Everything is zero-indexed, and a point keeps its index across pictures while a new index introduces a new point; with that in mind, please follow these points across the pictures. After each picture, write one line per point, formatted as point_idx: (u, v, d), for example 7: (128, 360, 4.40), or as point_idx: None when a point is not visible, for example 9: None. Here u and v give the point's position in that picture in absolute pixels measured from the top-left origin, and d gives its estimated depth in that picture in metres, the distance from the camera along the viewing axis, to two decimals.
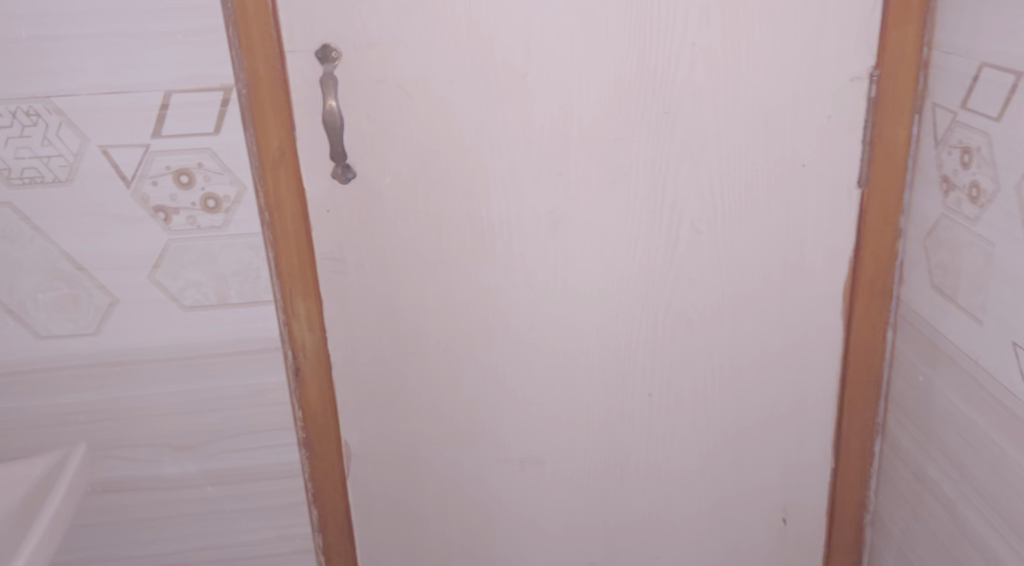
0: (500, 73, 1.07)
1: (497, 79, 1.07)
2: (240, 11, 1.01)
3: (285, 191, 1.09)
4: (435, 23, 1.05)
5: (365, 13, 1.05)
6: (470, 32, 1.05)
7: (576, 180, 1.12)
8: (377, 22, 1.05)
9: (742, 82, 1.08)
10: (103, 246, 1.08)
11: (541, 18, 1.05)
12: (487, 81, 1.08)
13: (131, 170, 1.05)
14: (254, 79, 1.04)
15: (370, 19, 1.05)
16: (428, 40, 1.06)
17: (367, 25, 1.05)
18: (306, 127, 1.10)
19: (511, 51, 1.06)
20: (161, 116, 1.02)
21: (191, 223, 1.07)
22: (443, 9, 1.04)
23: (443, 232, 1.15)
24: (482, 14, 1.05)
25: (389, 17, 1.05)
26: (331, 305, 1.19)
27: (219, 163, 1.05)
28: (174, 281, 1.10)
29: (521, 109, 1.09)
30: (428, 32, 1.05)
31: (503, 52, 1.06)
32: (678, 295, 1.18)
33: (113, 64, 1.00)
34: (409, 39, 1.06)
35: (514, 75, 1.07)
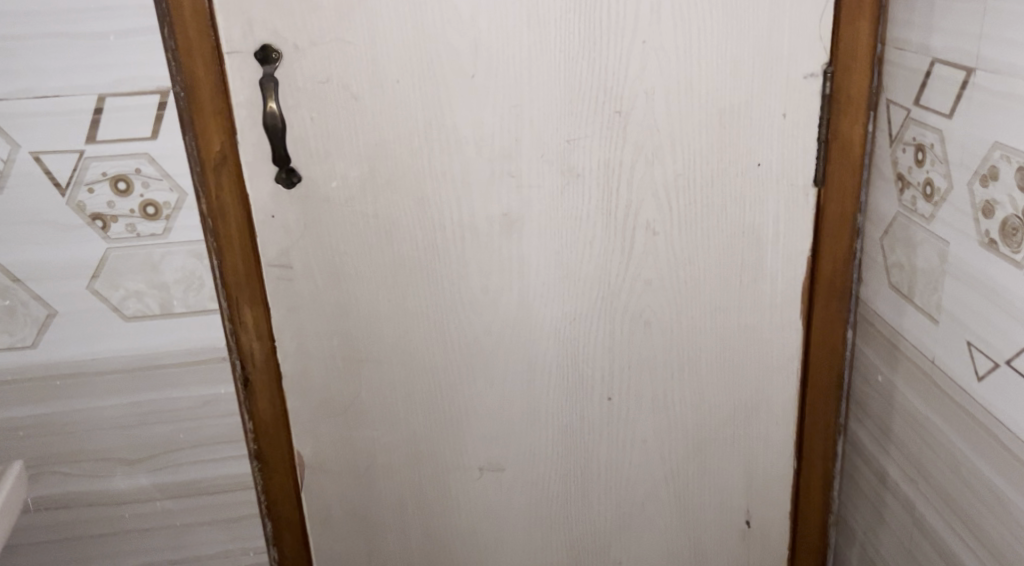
0: (447, 72, 1.03)
1: (445, 78, 1.03)
2: (176, 11, 0.97)
3: (229, 196, 1.06)
4: (380, 22, 1.00)
5: (308, 12, 1.00)
6: (415, 31, 1.00)
7: (529, 181, 1.09)
8: (318, 21, 1.00)
9: (694, 80, 1.05)
10: (40, 255, 1.04)
11: (489, 15, 1.00)
12: (435, 80, 1.03)
13: (65, 177, 1.01)
14: (193, 80, 1.00)
15: (312, 17, 1.00)
16: (373, 39, 1.01)
17: (308, 25, 1.00)
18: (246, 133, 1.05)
19: (459, 49, 1.02)
20: (95, 121, 0.99)
21: (131, 230, 1.05)
22: (388, 9, 1.00)
23: (394, 237, 1.11)
24: (430, 12, 1.00)
25: (332, 17, 1.00)
26: (279, 314, 1.15)
27: (157, 168, 1.02)
28: (115, 290, 1.07)
29: (471, 110, 1.05)
30: (372, 30, 1.00)
31: (449, 52, 1.02)
32: (635, 297, 1.16)
33: (43, 67, 0.96)
34: (352, 37, 1.01)
35: (462, 74, 1.03)
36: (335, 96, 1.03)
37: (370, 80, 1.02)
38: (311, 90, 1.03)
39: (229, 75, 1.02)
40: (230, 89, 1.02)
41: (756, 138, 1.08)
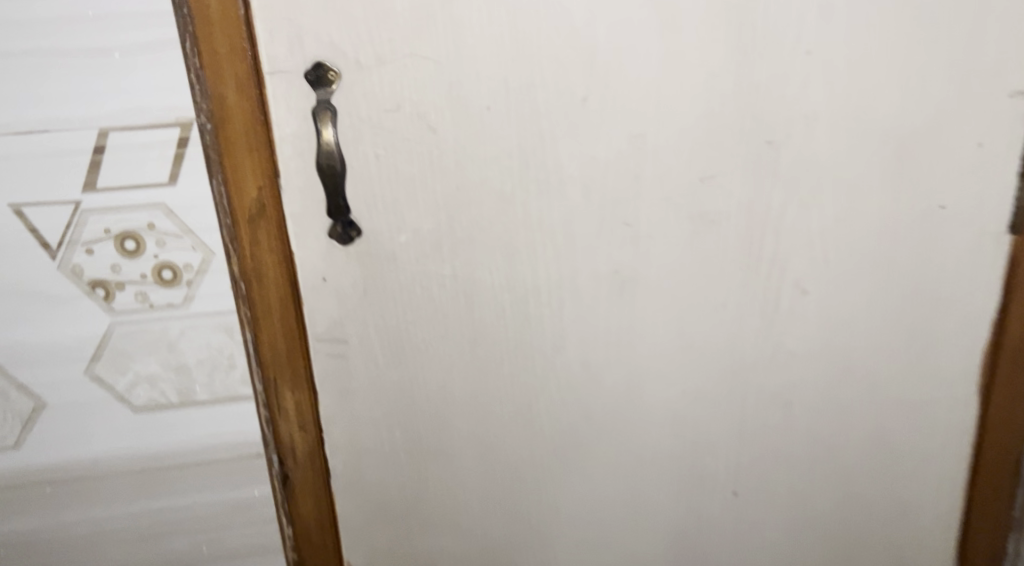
0: (551, 96, 0.78)
1: (548, 102, 0.78)
2: (200, 18, 0.73)
3: (268, 255, 0.82)
4: (467, 30, 0.75)
5: (376, 19, 0.75)
6: (511, 41, 0.76)
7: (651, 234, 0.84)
8: (388, 30, 0.75)
9: (869, 101, 0.80)
10: (26, 334, 0.83)
11: (609, 20, 0.76)
12: (534, 106, 0.78)
13: (57, 236, 0.79)
14: (223, 109, 0.76)
15: (380, 26, 0.75)
16: (456, 53, 0.76)
17: (374, 36, 0.75)
18: (294, 176, 0.80)
19: (570, 65, 0.77)
20: (95, 164, 0.76)
21: (142, 300, 0.83)
22: (477, 15, 0.75)
23: (475, 303, 0.87)
24: (530, 17, 0.75)
25: (406, 24, 0.75)
26: (329, 401, 0.91)
27: (176, 223, 0.79)
28: (122, 375, 0.86)
29: (579, 143, 0.80)
30: (456, 41, 0.76)
31: (554, 68, 0.77)
32: (774, 374, 0.92)
33: (25, 94, 0.74)
34: (432, 52, 0.76)
35: (569, 98, 0.78)
36: (406, 127, 0.78)
37: (451, 106, 0.78)
38: (377, 121, 0.78)
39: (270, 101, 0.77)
40: (271, 119, 0.78)
41: (942, 174, 0.84)
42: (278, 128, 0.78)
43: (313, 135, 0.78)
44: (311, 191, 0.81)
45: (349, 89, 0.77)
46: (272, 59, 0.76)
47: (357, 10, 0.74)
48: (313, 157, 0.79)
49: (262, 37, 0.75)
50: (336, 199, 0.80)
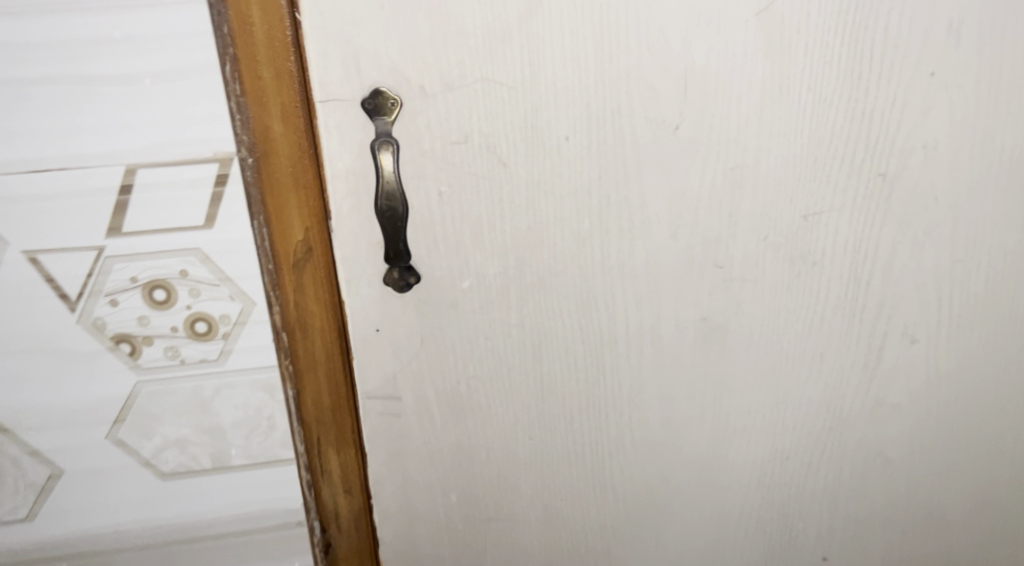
0: (638, 124, 0.69)
1: (635, 131, 0.69)
2: (243, 39, 0.64)
3: (314, 303, 0.73)
4: (546, 51, 0.66)
5: (444, 39, 0.65)
6: (595, 63, 0.67)
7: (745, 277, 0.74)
8: (458, 51, 0.66)
9: (995, 130, 0.71)
10: (41, 394, 0.74)
11: (707, 38, 0.67)
12: (619, 135, 0.69)
13: (76, 286, 0.70)
14: (267, 141, 0.67)
15: (448, 47, 0.65)
16: (533, 77, 0.67)
17: (442, 59, 0.66)
18: (348, 218, 0.70)
19: (661, 90, 0.68)
20: (121, 205, 0.67)
21: (172, 356, 0.73)
22: (558, 34, 0.66)
23: (543, 353, 0.76)
24: (618, 35, 0.66)
25: (478, 45, 0.66)
26: (379, 460, 0.80)
27: (212, 269, 0.70)
28: (148, 438, 0.76)
29: (668, 177, 0.71)
30: (533, 63, 0.66)
31: (644, 94, 0.68)
32: (875, 427, 0.81)
33: (41, 127, 0.64)
34: (506, 76, 0.67)
35: (659, 126, 0.69)
36: (474, 161, 0.69)
37: (525, 136, 0.69)
38: (441, 155, 0.69)
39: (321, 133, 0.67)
40: (322, 153, 0.68)
41: None
42: (330, 165, 0.68)
43: (371, 172, 0.69)
44: (367, 235, 0.71)
45: (411, 118, 0.67)
46: (325, 86, 0.66)
47: (423, 29, 0.65)
48: (370, 197, 0.70)
49: (315, 61, 0.65)
50: (395, 244, 0.71)
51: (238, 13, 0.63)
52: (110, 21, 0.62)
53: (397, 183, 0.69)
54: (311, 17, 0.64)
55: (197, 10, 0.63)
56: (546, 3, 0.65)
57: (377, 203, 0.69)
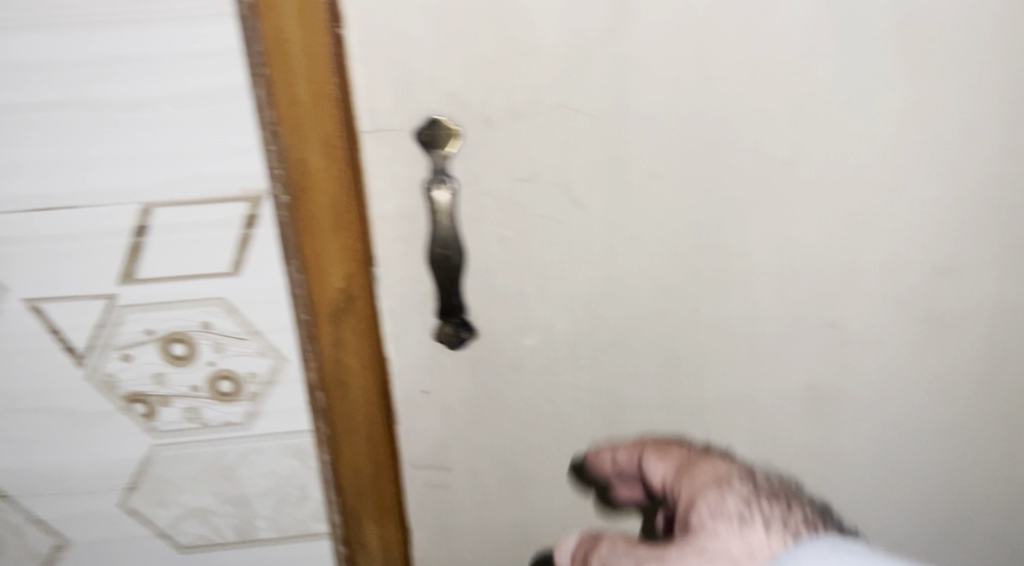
0: (741, 159, 0.58)
1: (737, 167, 0.58)
2: (278, 57, 0.54)
3: (354, 361, 0.63)
4: (633, 73, 0.56)
5: (514, 59, 0.55)
6: (692, 86, 0.56)
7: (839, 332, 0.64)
8: (531, 73, 0.56)
9: None
10: (44, 457, 0.65)
11: (829, 58, 0.56)
12: (717, 172, 0.58)
13: (85, 339, 0.61)
14: (304, 177, 0.57)
15: (519, 67, 0.56)
16: (616, 104, 0.57)
17: (512, 82, 0.56)
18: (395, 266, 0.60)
19: (771, 118, 0.57)
20: (135, 248, 0.58)
21: (192, 418, 0.64)
22: (649, 52, 0.56)
23: (616, 420, 0.66)
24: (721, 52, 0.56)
25: (554, 65, 0.56)
26: (423, 536, 0.70)
27: (238, 322, 0.61)
28: (164, 507, 0.67)
29: (775, 220, 0.60)
30: (617, 87, 0.56)
31: (750, 123, 0.57)
32: (1004, 511, 0.69)
33: (44, 158, 0.56)
34: (585, 101, 0.57)
35: (767, 161, 0.58)
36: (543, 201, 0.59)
37: (604, 172, 0.58)
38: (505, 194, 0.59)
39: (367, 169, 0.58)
40: (367, 191, 0.58)
41: None
42: (375, 205, 0.59)
43: (422, 213, 0.59)
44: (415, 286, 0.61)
45: (473, 151, 0.57)
46: (372, 114, 0.56)
47: (490, 46, 0.55)
48: (422, 242, 0.60)
49: (360, 86, 0.56)
50: (450, 297, 0.61)
51: (272, 27, 0.54)
52: (124, 36, 0.53)
53: (452, 226, 0.59)
54: (357, 34, 0.55)
55: (225, 25, 0.53)
56: (637, 16, 0.55)
57: (429, 249, 0.60)
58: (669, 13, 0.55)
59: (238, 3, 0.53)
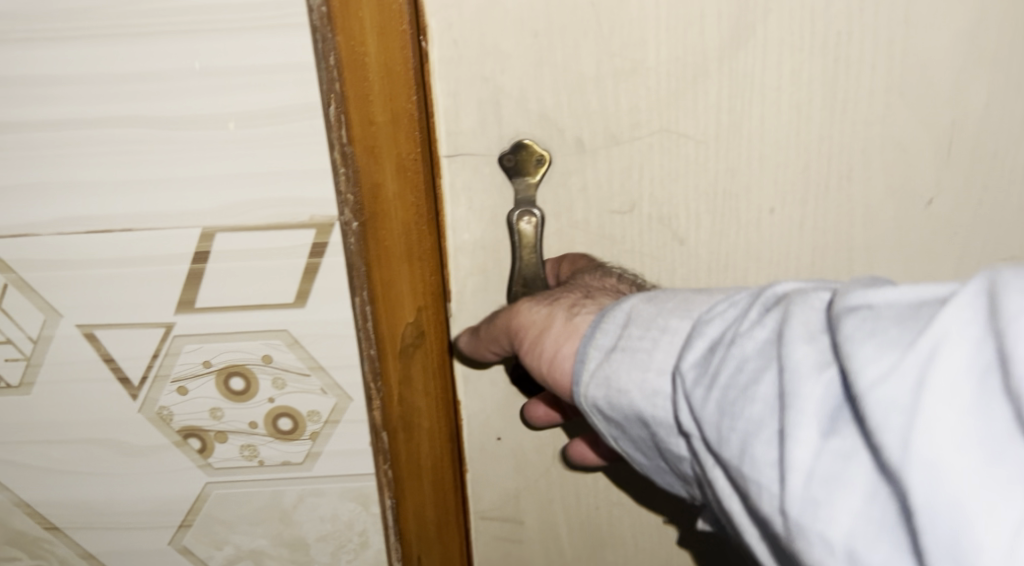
0: (870, 193, 0.54)
1: (863, 202, 0.54)
2: (353, 71, 0.50)
3: (424, 400, 0.58)
4: (753, 94, 0.52)
5: (616, 77, 0.51)
6: (822, 110, 0.52)
7: (905, 240, 0.55)
8: (639, 93, 0.52)
9: None
10: (93, 490, 0.61)
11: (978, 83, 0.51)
12: (845, 206, 0.54)
13: (140, 369, 0.57)
14: (377, 202, 0.53)
15: (622, 86, 0.51)
16: (732, 129, 0.52)
17: (616, 104, 0.52)
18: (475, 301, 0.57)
19: (905, 148, 0.53)
20: (196, 275, 0.54)
21: (249, 456, 0.60)
22: (772, 71, 0.51)
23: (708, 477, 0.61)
24: (854, 75, 0.51)
25: (661, 85, 0.51)
26: None
27: (301, 356, 0.56)
28: (217, 547, 0.63)
29: (903, 262, 0.55)
30: (733, 110, 0.52)
31: (883, 155, 0.53)
32: None
33: (100, 178, 0.52)
34: (694, 125, 0.52)
35: (901, 197, 0.54)
36: (649, 238, 0.55)
37: (712, 205, 0.54)
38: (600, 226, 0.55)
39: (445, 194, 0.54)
40: (446, 222, 0.55)
41: None
42: (453, 236, 0.55)
43: (505, 247, 0.55)
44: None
45: (566, 178, 0.54)
46: (454, 136, 0.53)
47: (589, 62, 0.51)
48: (503, 278, 0.56)
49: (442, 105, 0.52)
50: None
51: (348, 38, 0.49)
52: (189, 48, 0.49)
53: (537, 260, 0.55)
54: (440, 48, 0.51)
55: (297, 37, 0.49)
56: (760, 31, 0.50)
57: (511, 284, 0.56)
58: (797, 27, 0.50)
59: (312, 12, 0.48)
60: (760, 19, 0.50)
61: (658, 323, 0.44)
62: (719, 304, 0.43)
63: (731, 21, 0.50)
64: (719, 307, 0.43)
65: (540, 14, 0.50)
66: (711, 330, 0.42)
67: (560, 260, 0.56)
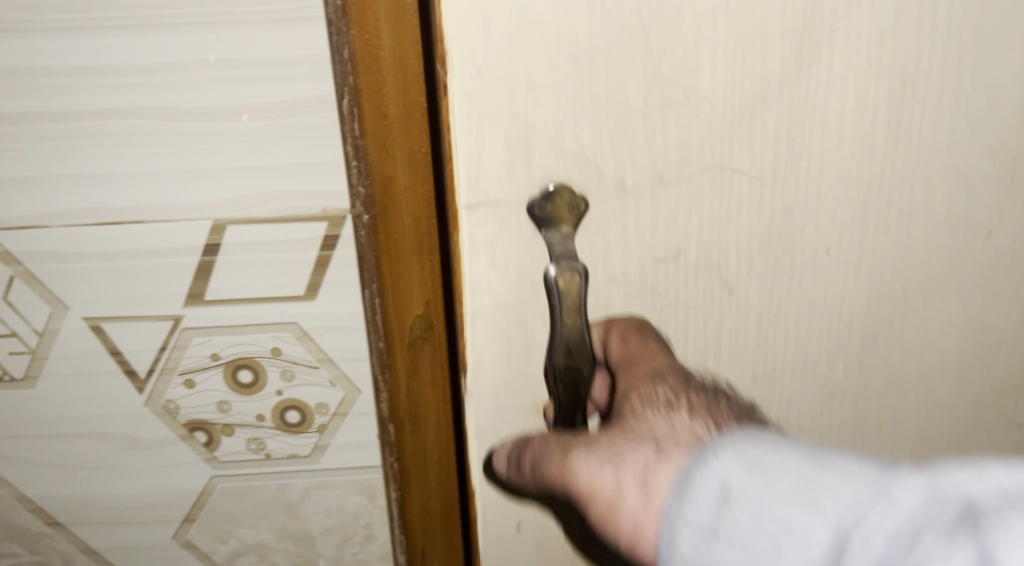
0: (932, 228, 0.54)
1: (920, 236, 0.54)
2: (366, 64, 0.49)
3: (432, 396, 0.57)
4: (813, 122, 0.51)
5: (666, 107, 0.50)
6: (885, 142, 0.52)
7: (960, 271, 0.55)
8: (693, 125, 0.50)
9: None
10: (97, 484, 0.61)
11: None
12: (903, 241, 0.54)
13: (147, 362, 0.57)
14: (387, 195, 0.52)
15: (671, 118, 0.50)
16: (790, 165, 0.52)
17: (664, 137, 0.50)
18: (494, 359, 0.54)
19: (972, 181, 0.53)
20: (206, 268, 0.54)
21: (256, 449, 0.60)
22: (834, 97, 0.50)
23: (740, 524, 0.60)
24: (919, 103, 0.51)
25: (714, 115, 0.50)
26: None
27: (311, 348, 0.57)
28: (222, 541, 0.63)
29: (957, 296, 0.56)
30: (792, 141, 0.51)
31: (946, 187, 0.53)
32: None
33: (111, 169, 0.52)
34: (749, 158, 0.51)
35: (963, 229, 0.54)
36: (704, 296, 0.54)
37: (765, 246, 0.53)
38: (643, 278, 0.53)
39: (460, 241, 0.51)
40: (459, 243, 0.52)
41: None
42: (472, 299, 0.53)
43: (546, 312, 0.53)
44: (526, 392, 0.55)
45: (606, 225, 0.52)
46: (474, 185, 0.50)
47: (637, 94, 0.49)
48: (537, 335, 0.54)
49: (461, 147, 0.49)
50: (562, 409, 0.54)
51: (362, 31, 0.49)
52: (205, 40, 0.49)
53: (580, 323, 0.53)
54: (462, 78, 0.48)
55: (313, 29, 0.49)
56: (822, 55, 0.50)
57: (555, 347, 0.53)
58: (864, 49, 0.50)
59: (329, 6, 0.49)
60: (826, 38, 0.49)
61: (775, 516, 0.40)
62: (860, 502, 0.38)
63: (791, 47, 0.49)
64: (867, 507, 0.38)
65: (583, 36, 0.48)
66: (863, 545, 0.38)
67: (608, 327, 0.54)
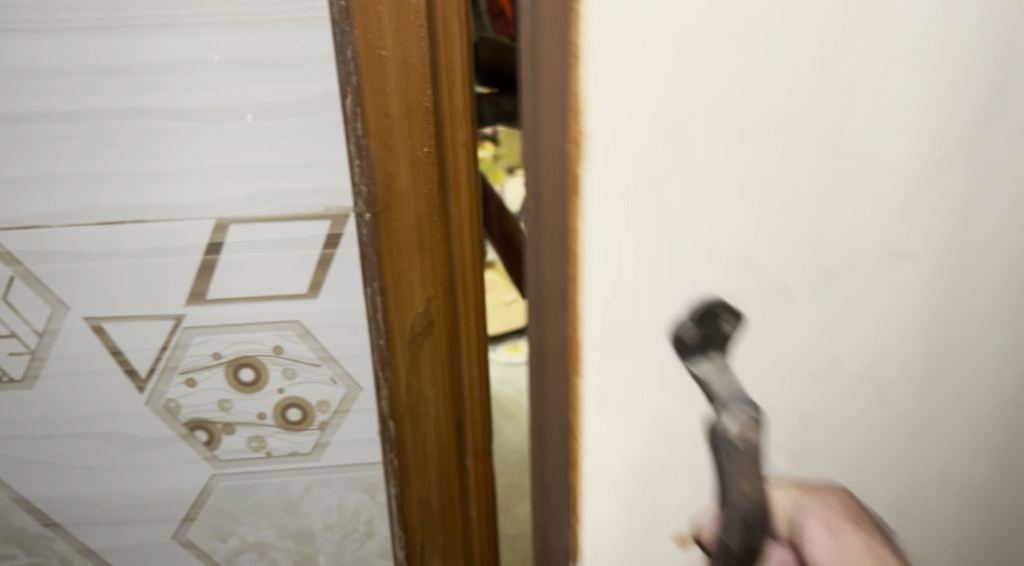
0: None
1: None
2: (369, 63, 0.49)
3: (433, 392, 0.57)
4: (998, 183, 0.41)
5: (839, 181, 0.39)
6: None
7: None
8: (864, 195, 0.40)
9: None
10: (96, 484, 0.61)
11: None
12: None
13: (148, 361, 0.57)
14: (389, 193, 0.52)
15: (848, 198, 0.39)
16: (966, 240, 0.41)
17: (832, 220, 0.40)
18: (610, 506, 0.42)
19: None
20: (208, 267, 0.54)
21: (257, 448, 0.60)
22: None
23: None
24: None
25: (891, 191, 0.40)
26: None
27: (312, 346, 0.57)
28: (221, 539, 0.63)
29: None
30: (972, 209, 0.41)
31: None
32: None
33: (113, 169, 0.52)
34: (917, 236, 0.41)
35: None
36: (846, 404, 0.42)
37: (931, 342, 0.42)
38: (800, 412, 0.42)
39: (585, 385, 0.40)
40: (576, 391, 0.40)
41: None
42: (594, 451, 0.41)
43: (700, 463, 0.42)
44: (647, 547, 0.43)
45: (760, 339, 0.41)
46: (604, 312, 0.39)
47: (809, 168, 0.39)
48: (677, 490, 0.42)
49: (597, 269, 0.39)
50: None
51: (365, 32, 0.49)
52: (209, 40, 0.49)
53: (749, 483, 0.42)
54: (600, 167, 0.38)
55: (317, 30, 0.50)
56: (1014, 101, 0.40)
57: (729, 524, 0.42)
58: None
59: (332, 7, 0.49)
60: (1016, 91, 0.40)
61: None
62: None
63: (977, 109, 0.39)
64: None
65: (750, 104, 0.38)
66: None
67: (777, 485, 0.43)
